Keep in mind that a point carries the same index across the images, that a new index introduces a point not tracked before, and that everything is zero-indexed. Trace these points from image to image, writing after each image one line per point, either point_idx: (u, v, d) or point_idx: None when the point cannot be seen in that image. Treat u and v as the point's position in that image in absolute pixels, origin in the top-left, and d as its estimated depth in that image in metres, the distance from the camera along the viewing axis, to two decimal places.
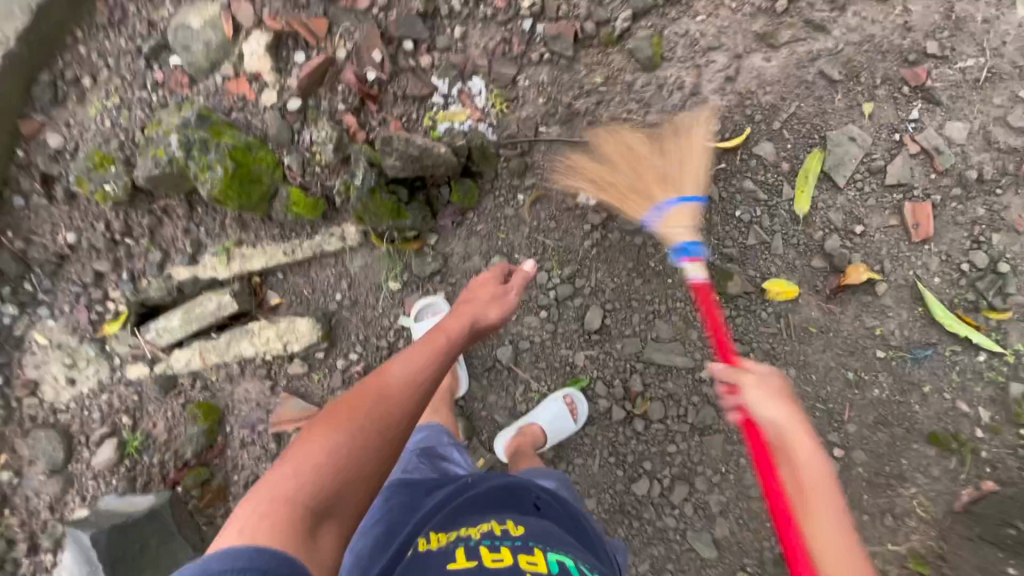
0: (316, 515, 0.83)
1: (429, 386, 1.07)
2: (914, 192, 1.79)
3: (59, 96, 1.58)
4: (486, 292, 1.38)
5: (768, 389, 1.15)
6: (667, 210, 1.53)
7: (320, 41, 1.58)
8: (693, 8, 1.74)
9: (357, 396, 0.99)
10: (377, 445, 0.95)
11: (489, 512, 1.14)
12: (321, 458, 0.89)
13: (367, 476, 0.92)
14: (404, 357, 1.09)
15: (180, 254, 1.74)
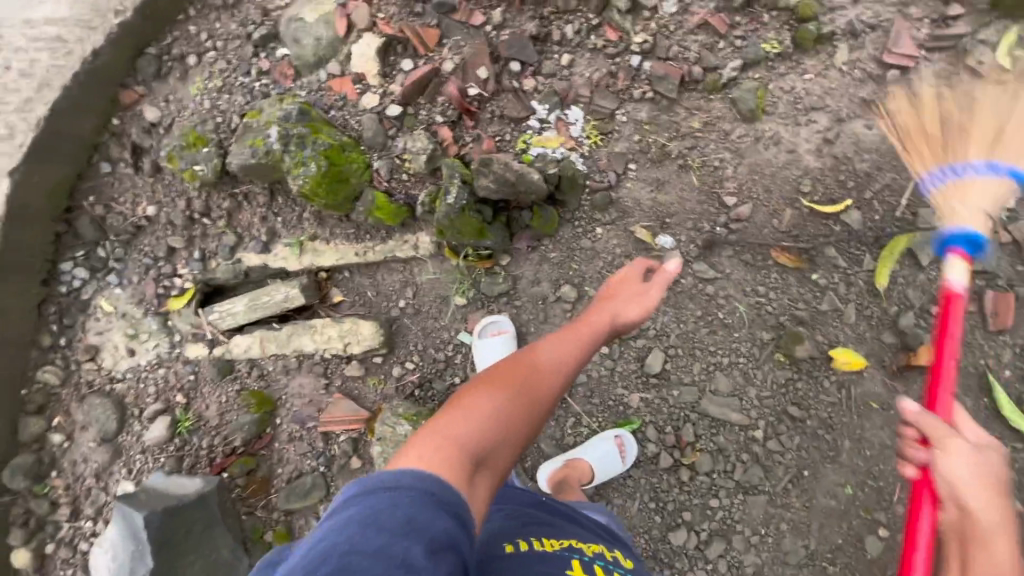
0: (476, 459, 0.93)
1: (568, 375, 1.19)
2: (996, 281, 1.76)
3: (163, 71, 1.59)
4: (628, 287, 1.41)
5: (973, 461, 1.04)
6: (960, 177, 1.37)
7: (429, 52, 1.58)
8: (802, 66, 1.71)
9: (513, 370, 1.13)
10: (524, 415, 1.06)
11: (587, 535, 1.15)
12: (483, 413, 1.01)
13: (513, 440, 1.03)
14: (550, 343, 1.22)
15: (254, 240, 1.73)
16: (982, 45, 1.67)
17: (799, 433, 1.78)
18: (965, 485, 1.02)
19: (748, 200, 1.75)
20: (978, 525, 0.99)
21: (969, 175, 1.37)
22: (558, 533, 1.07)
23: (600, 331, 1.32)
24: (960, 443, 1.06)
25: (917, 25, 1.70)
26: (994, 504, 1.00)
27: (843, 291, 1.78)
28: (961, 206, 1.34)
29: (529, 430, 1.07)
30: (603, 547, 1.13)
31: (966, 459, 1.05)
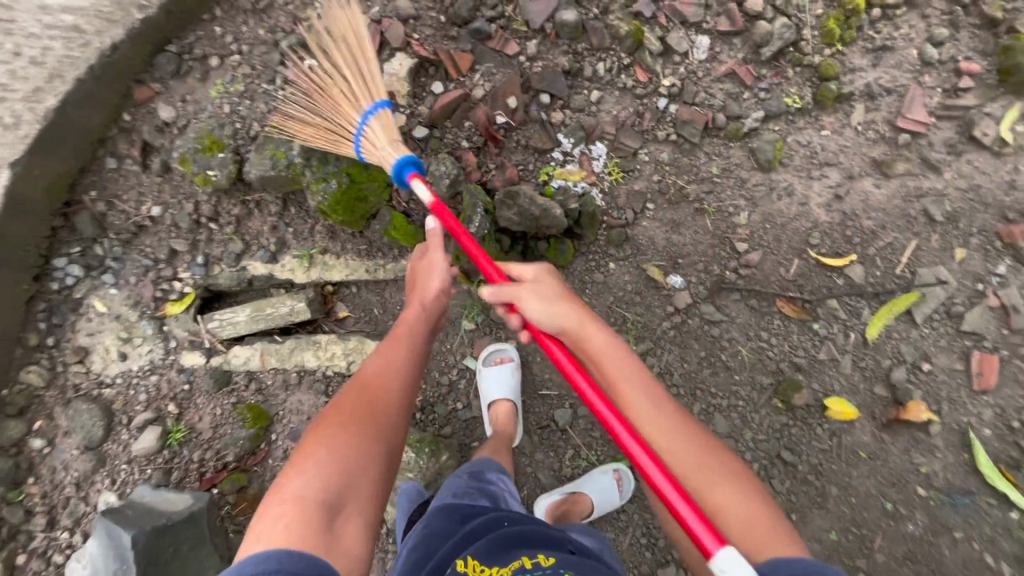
0: (329, 510, 0.92)
1: (410, 376, 1.18)
2: (984, 343, 1.84)
3: (183, 70, 1.54)
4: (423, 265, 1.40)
5: (537, 289, 1.23)
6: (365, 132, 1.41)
7: (461, 76, 1.56)
8: (819, 121, 1.75)
9: (344, 402, 1.09)
10: (376, 435, 1.05)
11: (525, 547, 1.04)
12: (325, 457, 0.98)
13: (372, 467, 1.01)
14: (381, 353, 1.20)
15: (262, 249, 1.68)
16: (987, 118, 1.76)
17: (790, 477, 1.83)
18: (551, 312, 1.20)
19: (759, 247, 1.79)
20: (580, 334, 1.19)
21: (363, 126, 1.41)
22: (481, 560, 0.99)
23: (417, 321, 1.30)
24: (527, 289, 1.24)
25: (931, 92, 1.75)
26: (570, 310, 1.20)
27: (841, 342, 1.83)
28: (378, 145, 1.40)
29: (390, 445, 1.06)
30: (541, 557, 1.01)
31: (539, 293, 1.23)
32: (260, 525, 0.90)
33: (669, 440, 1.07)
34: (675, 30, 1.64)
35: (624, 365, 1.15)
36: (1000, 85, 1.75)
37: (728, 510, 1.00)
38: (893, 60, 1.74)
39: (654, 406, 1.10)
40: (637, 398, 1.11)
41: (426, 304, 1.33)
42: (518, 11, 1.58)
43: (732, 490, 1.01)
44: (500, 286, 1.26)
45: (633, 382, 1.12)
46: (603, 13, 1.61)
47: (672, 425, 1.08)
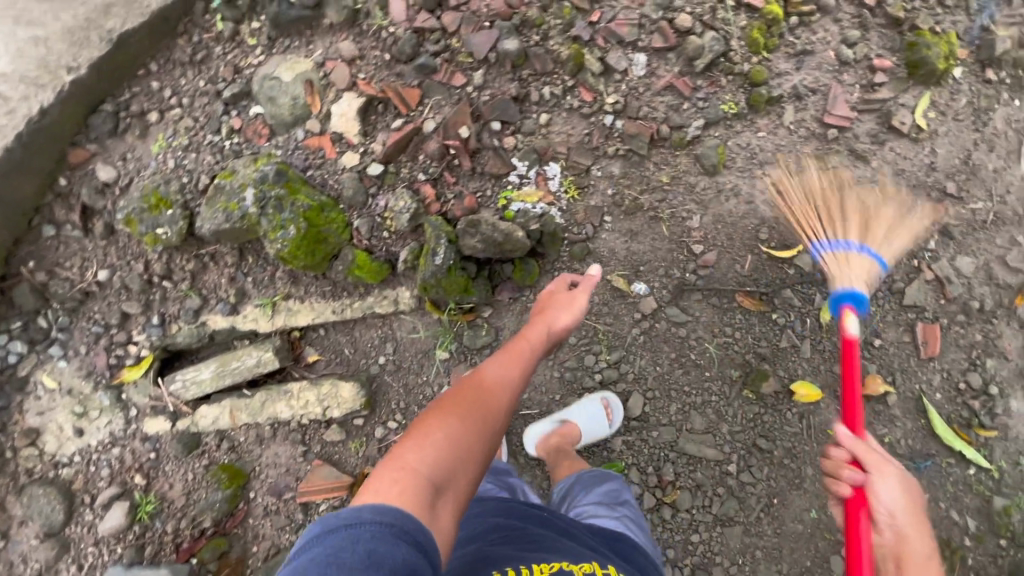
0: (434, 490, 0.90)
1: (519, 387, 1.16)
2: (925, 314, 1.98)
3: (119, 127, 1.48)
4: (560, 298, 1.47)
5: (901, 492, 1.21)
6: (840, 250, 1.64)
7: (411, 110, 1.56)
8: (755, 124, 1.85)
9: (460, 392, 1.08)
10: (484, 431, 1.03)
11: (582, 551, 1.09)
12: (439, 439, 0.98)
13: (473, 460, 0.99)
14: (498, 362, 1.18)
15: (221, 301, 1.63)
16: (902, 108, 1.90)
17: (767, 464, 1.90)
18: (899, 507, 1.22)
19: (714, 247, 1.88)
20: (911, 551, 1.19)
21: (851, 251, 1.63)
22: (550, 556, 1.02)
23: (537, 343, 1.31)
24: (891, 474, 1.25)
25: (850, 88, 1.88)
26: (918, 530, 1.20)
27: (799, 329, 1.92)
28: (849, 271, 1.60)
29: (489, 447, 1.03)
30: (601, 563, 1.08)
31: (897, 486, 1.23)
32: (370, 484, 0.89)
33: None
34: (614, 49, 1.69)
35: None
36: (910, 77, 1.90)
37: None
38: (814, 63, 1.86)
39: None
40: None
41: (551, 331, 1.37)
42: (461, 43, 1.57)
43: None
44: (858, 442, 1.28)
45: None
46: (544, 38, 1.63)
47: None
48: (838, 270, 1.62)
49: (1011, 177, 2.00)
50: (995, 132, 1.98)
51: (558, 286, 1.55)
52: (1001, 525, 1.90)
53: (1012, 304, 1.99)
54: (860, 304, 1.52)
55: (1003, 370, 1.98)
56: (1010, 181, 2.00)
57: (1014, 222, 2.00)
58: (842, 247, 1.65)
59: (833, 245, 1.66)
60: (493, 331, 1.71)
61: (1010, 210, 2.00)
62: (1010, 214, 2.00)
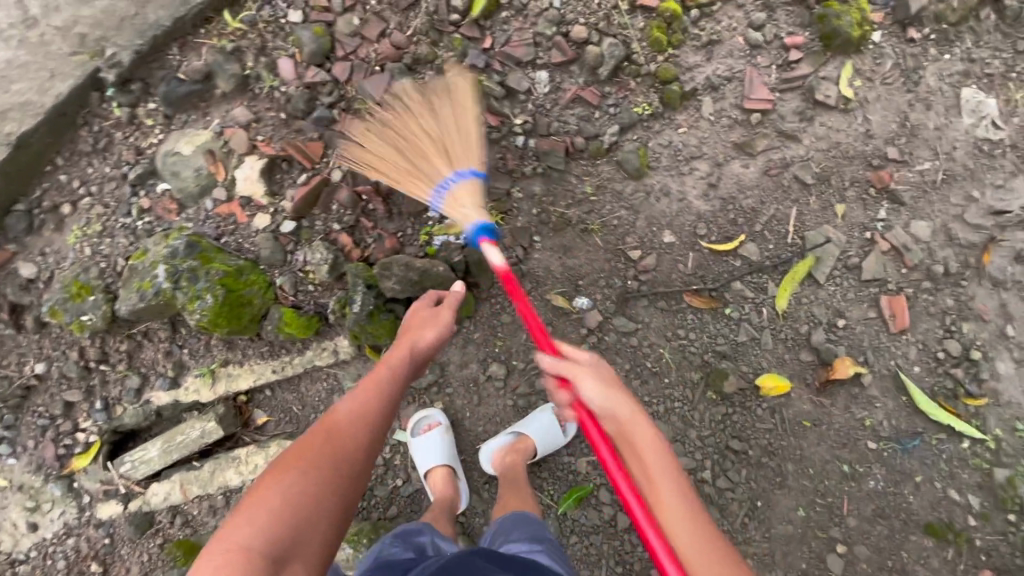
0: (274, 568, 0.91)
1: (378, 417, 1.15)
2: (888, 286, 1.89)
3: (35, 224, 1.53)
4: (423, 316, 1.39)
5: (601, 378, 1.15)
6: (449, 188, 1.44)
7: (315, 163, 1.57)
8: (674, 121, 1.82)
9: (311, 440, 1.07)
10: (333, 485, 1.03)
11: None
12: (277, 504, 0.97)
13: (322, 518, 1.00)
14: (355, 393, 1.16)
15: (160, 377, 1.63)
16: (824, 82, 1.86)
17: (744, 465, 1.82)
18: (602, 405, 1.13)
19: (651, 251, 1.83)
20: (626, 424, 1.12)
21: (450, 186, 1.44)
22: None
23: (402, 367, 1.25)
24: (588, 371, 1.17)
25: (766, 70, 1.85)
26: (623, 400, 1.13)
27: (756, 320, 1.86)
28: (464, 208, 1.42)
29: (340, 497, 1.03)
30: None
31: (592, 378, 1.15)
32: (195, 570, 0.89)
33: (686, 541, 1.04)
34: (513, 71, 1.69)
35: (660, 463, 1.09)
36: (826, 49, 1.86)
37: None
38: (724, 52, 1.83)
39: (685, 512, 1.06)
40: (672, 504, 1.07)
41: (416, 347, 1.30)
42: (355, 89, 1.57)
43: None
44: (555, 360, 1.20)
45: (667, 476, 1.08)
46: (439, 72, 1.64)
47: (688, 512, 1.06)
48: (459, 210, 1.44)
49: (955, 133, 1.92)
50: (929, 90, 1.91)
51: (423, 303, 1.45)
52: (1006, 498, 1.77)
53: (979, 263, 1.90)
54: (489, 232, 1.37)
55: (983, 333, 1.88)
56: (955, 136, 1.92)
57: (967, 178, 1.92)
58: (444, 188, 1.44)
59: (441, 187, 1.44)
60: None
61: (960, 166, 1.92)
62: (961, 170, 1.92)
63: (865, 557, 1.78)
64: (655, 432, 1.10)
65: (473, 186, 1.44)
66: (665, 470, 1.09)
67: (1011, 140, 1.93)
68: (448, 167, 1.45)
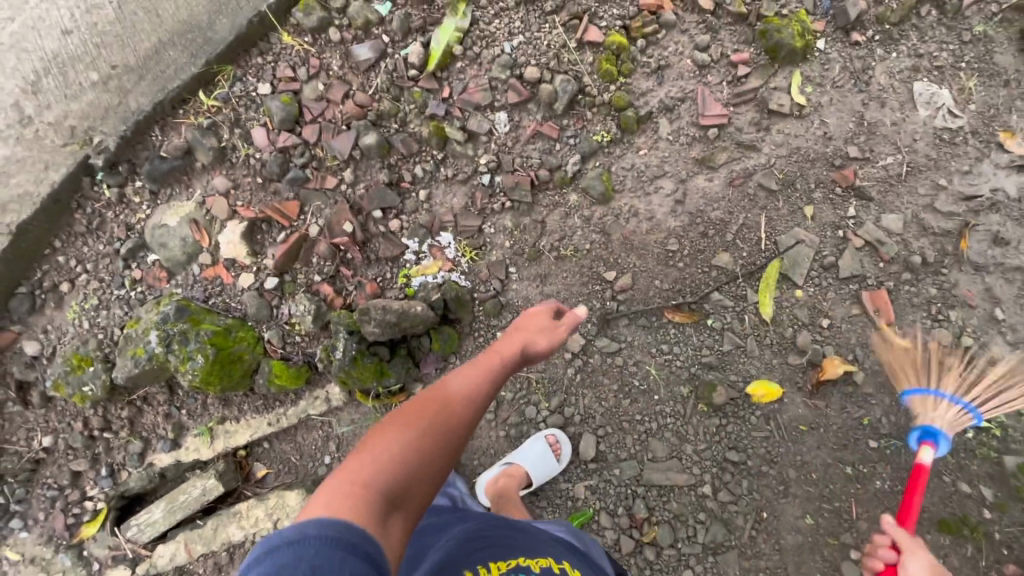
0: (387, 509, 0.89)
1: (483, 400, 1.16)
2: (867, 282, 1.90)
3: (37, 304, 1.63)
4: (539, 321, 1.41)
5: (932, 569, 1.33)
6: (927, 395, 1.67)
7: (293, 221, 1.66)
8: (634, 144, 1.89)
9: (423, 404, 1.09)
10: (436, 451, 1.03)
11: (538, 548, 1.13)
12: (392, 454, 0.98)
13: (426, 475, 1.00)
14: (467, 372, 1.19)
15: (162, 440, 1.69)
16: (776, 92, 1.92)
17: (744, 476, 1.79)
18: None
19: (626, 271, 1.87)
20: None
21: (931, 394, 1.67)
22: (507, 553, 1.05)
23: (512, 359, 1.28)
24: (923, 556, 1.37)
25: (717, 87, 1.92)
26: None
27: (740, 329, 1.87)
28: (935, 412, 1.62)
29: (444, 461, 1.04)
30: (556, 560, 1.12)
31: (927, 564, 1.35)
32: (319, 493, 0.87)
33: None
34: (473, 115, 1.78)
35: None
36: (773, 62, 1.93)
37: None
38: (674, 75, 1.91)
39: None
40: None
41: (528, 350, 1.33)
42: (325, 149, 1.68)
43: None
44: (900, 528, 1.42)
45: None
46: (402, 124, 1.73)
47: None
48: (922, 410, 1.65)
49: (914, 125, 1.96)
50: (881, 88, 1.97)
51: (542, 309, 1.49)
52: (1020, 487, 1.72)
53: (957, 249, 1.90)
54: (935, 438, 1.54)
55: (971, 319, 1.87)
56: (914, 129, 1.96)
57: (931, 167, 1.95)
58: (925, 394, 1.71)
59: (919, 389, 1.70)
60: None
61: (923, 156, 1.95)
62: (924, 160, 1.95)
63: None
64: None
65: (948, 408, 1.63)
66: None
67: (970, 127, 1.96)
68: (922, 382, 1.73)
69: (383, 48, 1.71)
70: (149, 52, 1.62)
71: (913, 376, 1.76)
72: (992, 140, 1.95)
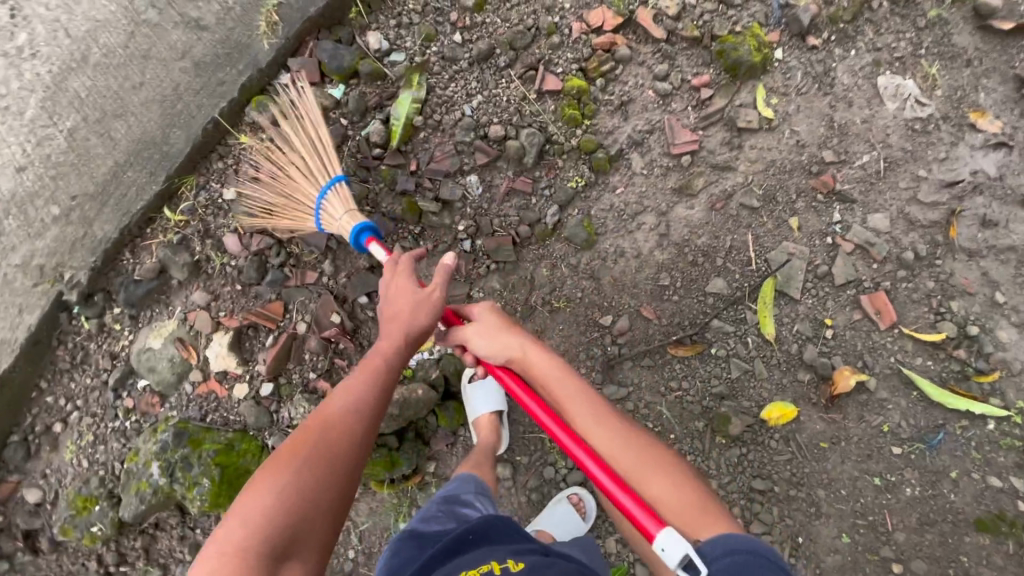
0: (269, 565, 0.96)
1: (366, 410, 1.20)
2: (865, 285, 1.87)
3: (32, 449, 1.59)
4: (407, 299, 1.38)
5: (488, 329, 1.43)
6: (322, 206, 1.57)
7: (279, 322, 1.63)
8: (609, 184, 1.86)
9: (300, 436, 1.13)
10: (320, 480, 1.08)
11: (488, 552, 1.11)
12: (268, 505, 1.02)
13: (317, 512, 1.05)
14: (343, 388, 1.21)
15: (181, 563, 1.61)
16: (742, 109, 1.90)
17: (774, 503, 1.79)
18: (489, 346, 1.42)
19: (622, 313, 1.84)
20: (521, 358, 1.40)
21: (320, 203, 1.57)
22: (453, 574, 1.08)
23: (391, 359, 1.30)
24: (474, 329, 1.45)
25: (683, 114, 1.89)
26: (512, 338, 1.41)
27: (745, 352, 1.85)
28: (337, 217, 1.55)
29: (336, 488, 1.09)
30: (501, 558, 1.08)
31: (481, 334, 1.44)
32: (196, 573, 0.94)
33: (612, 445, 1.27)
34: (444, 183, 1.74)
35: (557, 379, 1.35)
36: (734, 79, 1.90)
37: (672, 506, 1.18)
38: (638, 108, 1.88)
39: (597, 424, 1.29)
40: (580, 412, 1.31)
41: (407, 336, 1.34)
42: (301, 245, 1.65)
43: (660, 477, 1.20)
44: (452, 331, 1.49)
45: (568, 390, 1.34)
46: (374, 205, 1.71)
47: (595, 410, 1.30)
48: (333, 223, 1.56)
49: (885, 120, 1.94)
50: (846, 87, 1.95)
51: (408, 284, 1.41)
52: None
53: (947, 238, 1.89)
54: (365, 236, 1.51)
55: (974, 307, 1.85)
56: (886, 123, 1.94)
57: (909, 159, 1.93)
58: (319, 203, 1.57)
59: (315, 210, 1.58)
60: (441, 483, 1.74)
61: (899, 150, 1.93)
62: (901, 153, 1.93)
63: (923, 571, 1.71)
64: (551, 357, 1.37)
65: (340, 190, 1.57)
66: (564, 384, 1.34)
67: (940, 112, 1.95)
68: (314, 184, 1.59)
69: (344, 131, 1.70)
70: (108, 176, 1.59)
71: (310, 182, 1.59)
72: (963, 122, 1.94)
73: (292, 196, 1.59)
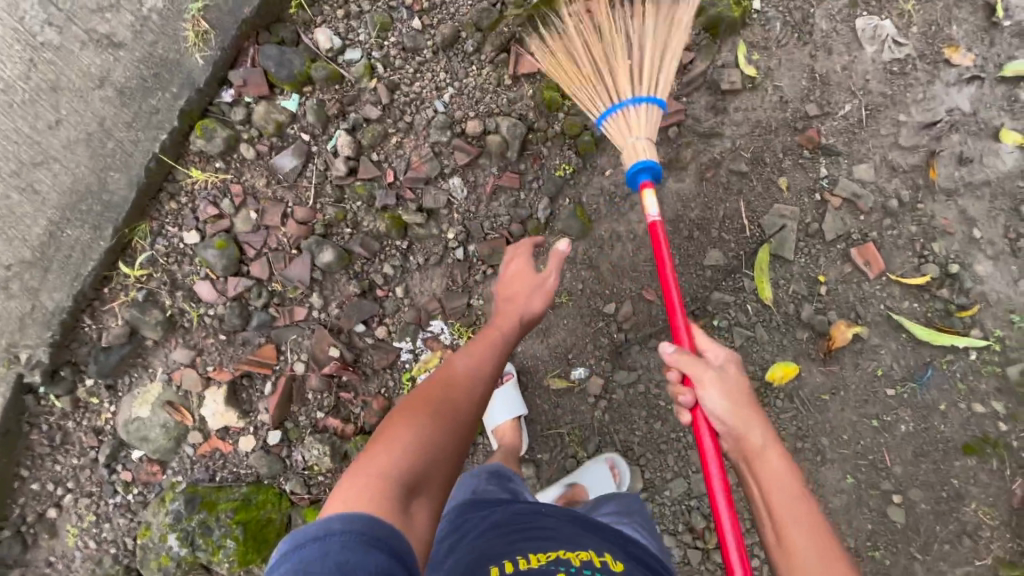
0: (408, 494, 0.93)
1: (489, 379, 1.16)
2: (853, 237, 1.90)
3: (28, 540, 1.49)
4: (526, 282, 1.36)
5: (725, 395, 1.19)
6: (623, 111, 1.47)
7: (274, 365, 1.52)
8: (598, 167, 1.71)
9: (431, 387, 1.11)
10: (450, 432, 1.05)
11: (581, 539, 1.07)
12: (407, 442, 1.00)
13: (445, 459, 1.02)
14: (471, 350, 1.19)
15: None
16: (724, 69, 1.83)
17: None
18: (725, 412, 1.18)
19: (625, 298, 1.77)
20: (754, 450, 1.13)
21: (626, 108, 1.47)
22: (547, 545, 1.02)
23: (510, 333, 1.26)
24: (712, 379, 1.21)
25: None
26: (754, 424, 1.15)
27: (746, 319, 1.87)
28: (631, 135, 1.45)
29: (461, 443, 1.06)
30: (598, 551, 1.05)
31: (718, 390, 1.20)
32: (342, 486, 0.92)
33: (787, 514, 1.05)
34: (426, 191, 1.59)
35: (785, 495, 1.07)
36: (715, 38, 1.85)
37: None
38: None
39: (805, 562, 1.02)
40: (795, 540, 1.03)
41: (522, 319, 1.30)
42: (283, 281, 1.52)
43: None
44: (680, 355, 1.26)
45: (789, 520, 1.05)
46: (356, 225, 1.56)
47: (805, 553, 1.03)
48: (621, 137, 1.47)
49: (864, 65, 1.90)
50: (825, 34, 1.88)
51: (523, 261, 1.42)
52: None
53: (928, 180, 1.91)
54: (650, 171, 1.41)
55: (955, 245, 1.90)
56: (865, 68, 1.90)
57: (889, 104, 1.91)
58: (632, 107, 1.47)
59: (615, 107, 1.49)
60: None
61: (879, 95, 1.90)
62: (881, 98, 1.90)
63: (920, 497, 1.86)
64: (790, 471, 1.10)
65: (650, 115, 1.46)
66: (792, 507, 1.06)
67: (917, 51, 1.91)
68: (631, 88, 1.49)
69: (307, 148, 1.52)
70: (45, 238, 1.44)
71: (630, 79, 1.49)
72: (939, 58, 1.91)
73: (604, 70, 1.52)
